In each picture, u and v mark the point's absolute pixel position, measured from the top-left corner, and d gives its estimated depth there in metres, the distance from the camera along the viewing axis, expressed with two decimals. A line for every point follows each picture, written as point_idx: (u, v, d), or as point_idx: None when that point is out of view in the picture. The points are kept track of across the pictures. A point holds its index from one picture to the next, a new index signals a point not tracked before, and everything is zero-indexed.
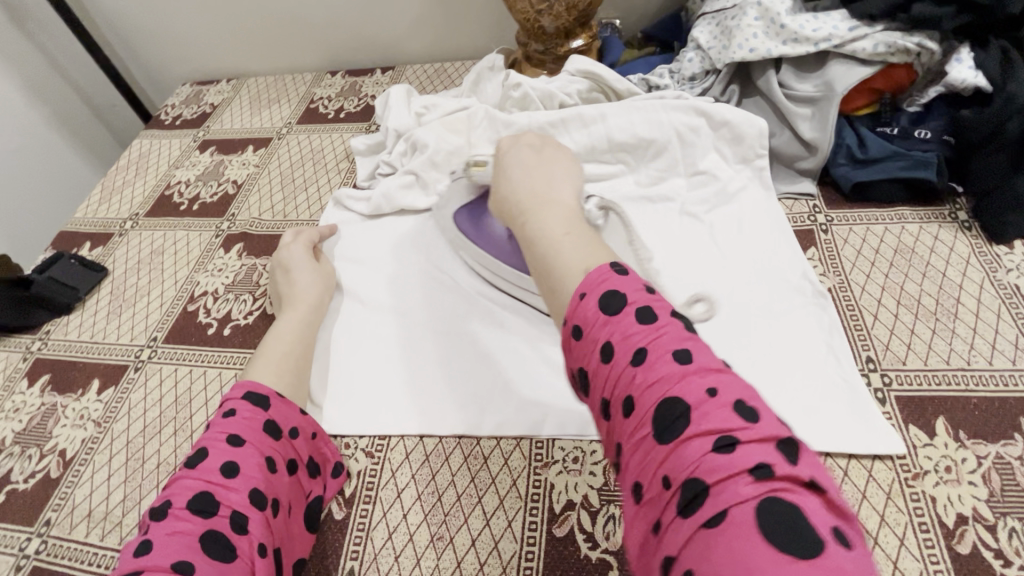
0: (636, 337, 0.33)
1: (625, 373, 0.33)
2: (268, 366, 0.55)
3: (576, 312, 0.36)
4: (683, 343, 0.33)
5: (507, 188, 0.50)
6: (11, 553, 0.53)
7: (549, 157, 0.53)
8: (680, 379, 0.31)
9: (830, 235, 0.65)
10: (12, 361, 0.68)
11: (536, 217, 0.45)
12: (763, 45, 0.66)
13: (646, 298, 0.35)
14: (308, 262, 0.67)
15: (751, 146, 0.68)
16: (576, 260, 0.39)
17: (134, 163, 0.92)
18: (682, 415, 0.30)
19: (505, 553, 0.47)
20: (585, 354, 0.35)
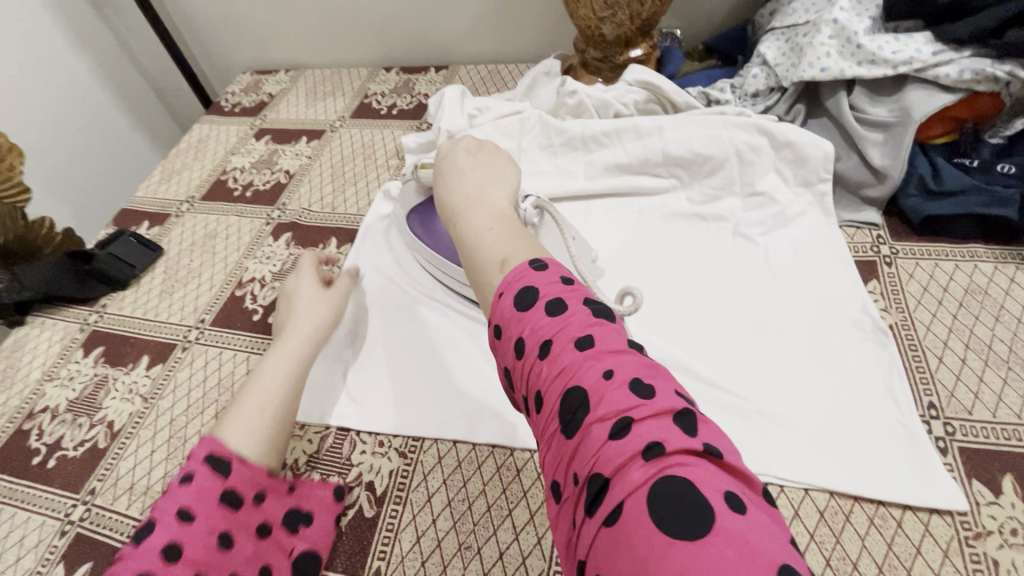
0: (543, 330, 0.33)
1: (535, 367, 0.33)
2: (241, 422, 0.50)
3: (495, 312, 0.37)
4: (587, 329, 0.32)
5: (443, 191, 0.51)
6: (56, 517, 0.55)
7: (485, 160, 0.53)
8: (581, 368, 0.31)
9: (894, 268, 0.62)
10: (69, 331, 0.70)
11: (468, 216, 0.46)
12: (836, 65, 0.63)
13: (559, 291, 0.35)
14: (313, 293, 0.64)
15: (815, 169, 0.65)
16: (496, 255, 0.40)
17: (194, 146, 0.95)
18: (583, 405, 0.30)
19: (532, 570, 0.47)
20: (505, 355, 0.35)
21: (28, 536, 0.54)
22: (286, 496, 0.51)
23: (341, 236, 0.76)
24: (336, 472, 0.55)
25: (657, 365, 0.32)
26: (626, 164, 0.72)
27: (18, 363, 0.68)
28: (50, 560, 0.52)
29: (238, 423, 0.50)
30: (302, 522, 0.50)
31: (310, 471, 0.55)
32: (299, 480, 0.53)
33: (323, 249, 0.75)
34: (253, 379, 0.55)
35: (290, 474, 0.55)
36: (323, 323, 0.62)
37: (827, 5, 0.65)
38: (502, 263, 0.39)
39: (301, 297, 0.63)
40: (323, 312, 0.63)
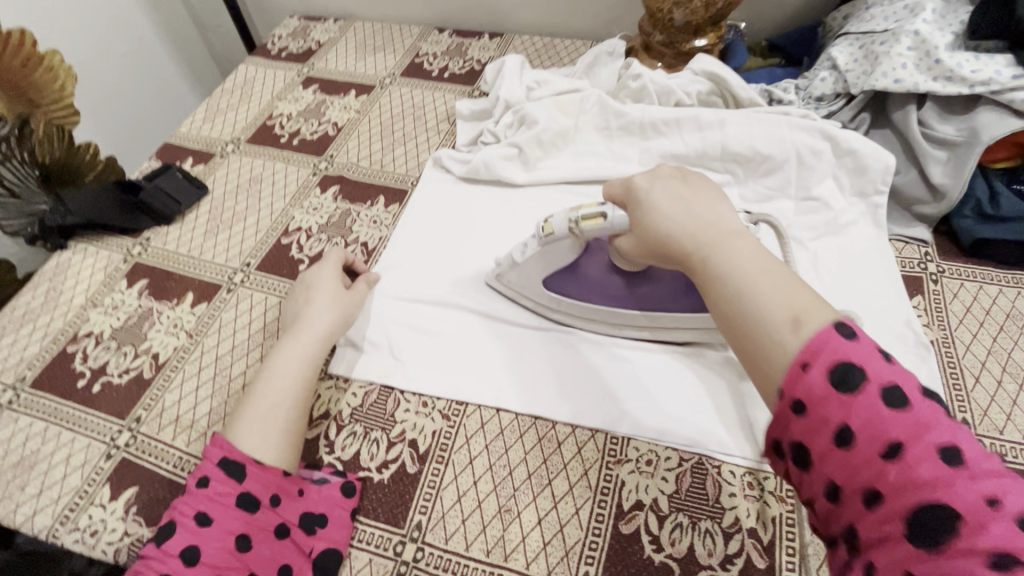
0: (889, 425, 0.27)
1: (871, 464, 0.27)
2: (254, 429, 0.50)
3: (794, 385, 0.30)
4: (953, 437, 0.27)
5: (657, 222, 0.42)
6: (102, 440, 0.56)
7: (700, 187, 0.43)
8: (944, 481, 0.26)
9: (940, 286, 0.63)
10: (114, 261, 0.70)
11: (725, 256, 0.36)
12: (911, 77, 0.63)
13: (892, 372, 0.29)
14: (333, 283, 0.62)
15: (874, 180, 0.66)
16: (782, 309, 0.32)
17: (240, 87, 0.94)
18: (949, 526, 0.25)
19: (569, 538, 0.49)
20: (806, 433, 0.29)
21: (74, 455, 0.55)
22: (298, 498, 0.49)
23: (390, 195, 0.76)
24: (380, 426, 0.56)
25: None
26: (683, 154, 0.72)
27: (61, 286, 0.68)
28: (96, 480, 0.53)
29: (251, 432, 0.49)
30: (318, 523, 0.49)
31: (354, 422, 0.56)
32: (307, 484, 0.50)
33: (371, 206, 0.75)
34: (264, 377, 0.53)
35: (334, 423, 0.56)
36: (338, 317, 0.59)
37: (909, 15, 0.65)
38: (795, 320, 0.32)
39: (318, 288, 0.61)
40: (343, 303, 0.60)
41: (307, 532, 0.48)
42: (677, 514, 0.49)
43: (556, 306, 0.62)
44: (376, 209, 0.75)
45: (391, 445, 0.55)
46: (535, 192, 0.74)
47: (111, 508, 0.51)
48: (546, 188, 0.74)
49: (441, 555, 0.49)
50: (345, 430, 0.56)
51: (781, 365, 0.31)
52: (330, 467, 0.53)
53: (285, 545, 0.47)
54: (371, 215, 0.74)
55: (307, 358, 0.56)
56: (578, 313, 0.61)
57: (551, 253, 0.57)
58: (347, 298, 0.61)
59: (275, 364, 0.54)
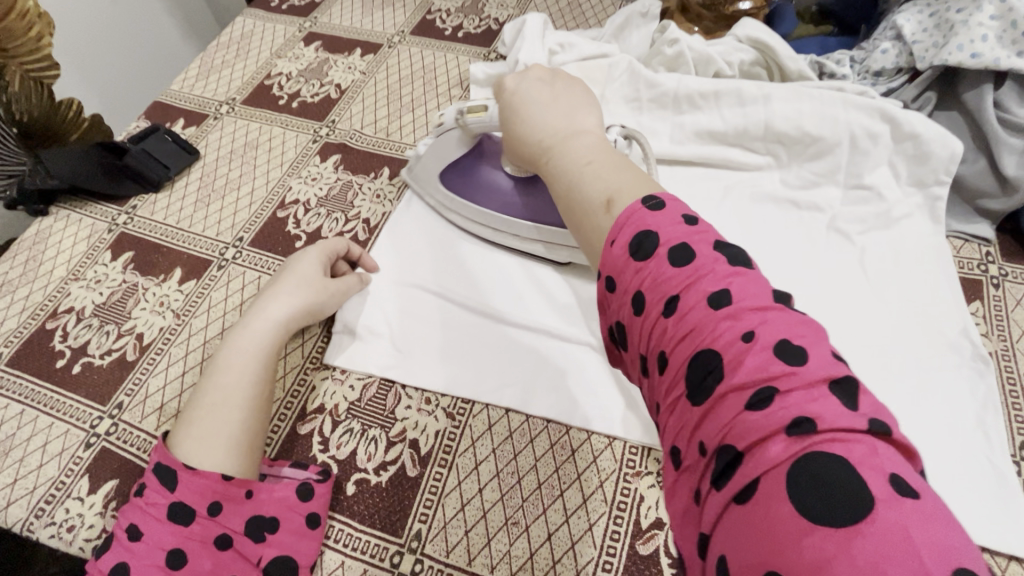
0: (667, 282, 0.28)
1: (657, 326, 0.28)
2: (197, 436, 0.45)
3: (605, 261, 0.31)
4: (724, 282, 0.27)
5: (519, 127, 0.42)
6: (81, 428, 0.52)
7: (563, 89, 0.43)
8: (715, 328, 0.26)
9: (1001, 292, 0.56)
10: (97, 230, 0.65)
11: (562, 153, 0.38)
12: (991, 52, 0.55)
13: (684, 234, 0.29)
14: (313, 269, 0.55)
15: (935, 169, 0.59)
16: (599, 193, 0.33)
17: (236, 42, 0.86)
18: (714, 371, 0.25)
19: (581, 557, 0.45)
20: (619, 309, 0.30)
21: (52, 443, 0.51)
22: (245, 502, 0.44)
23: (396, 167, 0.70)
24: (379, 424, 0.52)
25: (816, 327, 0.26)
26: (719, 132, 0.65)
27: (42, 256, 0.63)
28: (74, 471, 0.50)
29: (189, 433, 0.45)
30: (268, 528, 0.44)
31: (351, 419, 0.52)
32: (256, 485, 0.45)
33: (374, 178, 0.69)
34: (211, 375, 0.48)
35: (329, 419, 0.52)
36: (304, 307, 0.53)
37: None
38: (607, 203, 0.33)
39: (294, 273, 0.55)
40: (310, 291, 0.54)
41: (254, 539, 0.44)
42: None
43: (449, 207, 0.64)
44: (380, 181, 0.68)
45: (391, 445, 0.50)
46: None
47: (89, 502, 0.48)
48: None
49: (442, 569, 0.45)
50: (340, 426, 0.52)
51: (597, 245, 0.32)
52: (316, 466, 0.49)
53: (232, 557, 0.43)
54: (375, 188, 0.68)
55: (261, 353, 0.50)
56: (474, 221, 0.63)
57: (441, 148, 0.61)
58: (314, 283, 0.55)
59: (228, 356, 0.49)
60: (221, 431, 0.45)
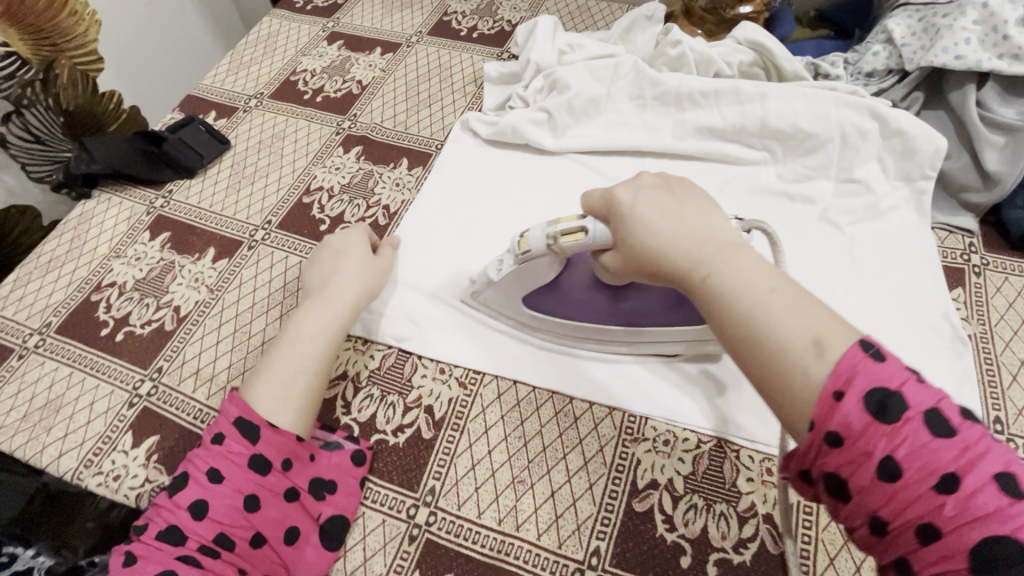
0: (941, 457, 0.27)
1: (925, 500, 0.27)
2: (272, 394, 0.49)
3: (830, 416, 0.29)
4: (1005, 464, 0.27)
5: (651, 233, 0.41)
6: (125, 389, 0.57)
7: (687, 195, 0.43)
8: (1010, 515, 0.26)
9: (982, 280, 0.60)
10: (137, 212, 0.70)
11: (721, 271, 0.36)
12: (974, 54, 0.59)
13: (934, 398, 0.28)
14: (365, 255, 0.60)
15: (921, 164, 0.62)
16: (805, 332, 0.32)
17: (264, 40, 0.91)
18: (1022, 568, 0.25)
19: (581, 512, 0.49)
20: (849, 467, 0.29)
21: (98, 401, 0.56)
22: (310, 464, 0.49)
23: (413, 158, 0.74)
24: (396, 391, 0.56)
25: None
26: (719, 128, 0.69)
27: (86, 235, 0.68)
28: (119, 427, 0.54)
29: (264, 387, 0.49)
30: (327, 489, 0.49)
31: (371, 385, 0.56)
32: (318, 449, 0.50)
33: (394, 168, 0.73)
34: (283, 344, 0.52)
35: (351, 385, 0.56)
36: (367, 287, 0.58)
37: None
38: (817, 344, 0.31)
39: (350, 257, 0.60)
40: (370, 275, 0.59)
41: (317, 497, 0.49)
42: (692, 495, 0.49)
43: (531, 329, 0.59)
44: (398, 171, 0.73)
45: (408, 410, 0.55)
46: (562, 160, 0.72)
47: (132, 454, 0.53)
48: (573, 158, 0.72)
49: (453, 520, 0.49)
50: (362, 392, 0.56)
51: (809, 394, 0.30)
52: (367, 441, 0.53)
53: (295, 509, 0.47)
54: (394, 177, 0.72)
55: (334, 326, 0.54)
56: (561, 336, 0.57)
57: (524, 275, 0.52)
58: (373, 267, 0.60)
59: (300, 327, 0.53)
60: (297, 388, 0.50)
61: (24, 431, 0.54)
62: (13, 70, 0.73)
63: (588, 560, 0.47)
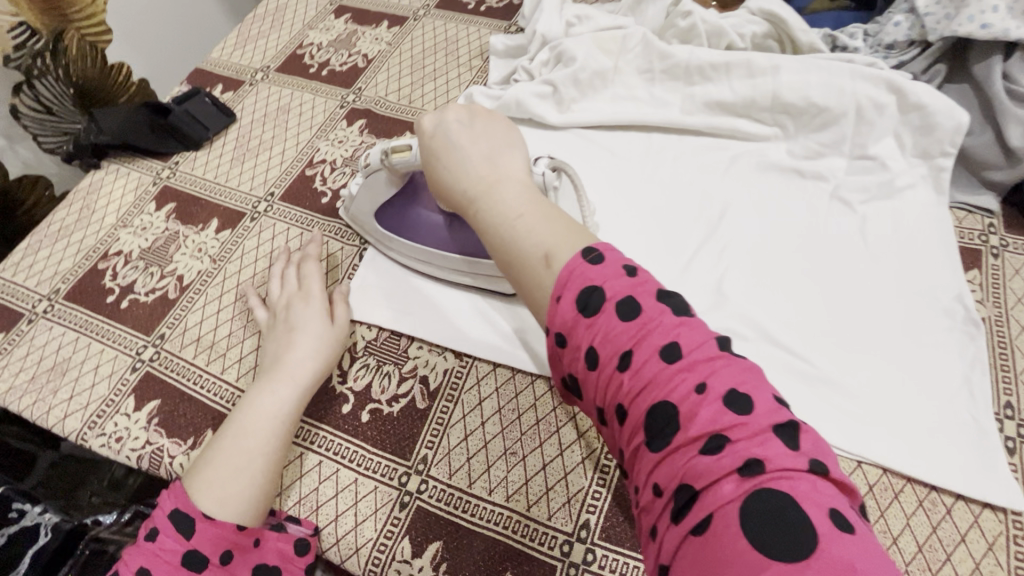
0: (620, 338, 0.30)
1: (613, 380, 0.30)
2: (213, 488, 0.44)
3: (553, 319, 0.33)
4: (673, 336, 0.30)
5: (439, 170, 0.43)
6: (128, 354, 0.58)
7: (483, 125, 0.43)
8: (669, 380, 0.29)
9: (1000, 261, 0.57)
10: (143, 183, 0.71)
11: (484, 199, 0.39)
12: (1001, 23, 0.56)
13: (628, 287, 0.32)
14: (318, 328, 0.54)
15: (941, 140, 0.60)
16: (538, 248, 0.35)
17: (272, 13, 0.91)
18: (672, 423, 0.28)
19: (573, 485, 0.49)
20: (572, 364, 0.32)
21: (102, 366, 0.57)
22: (252, 550, 0.45)
23: (416, 131, 0.74)
24: (392, 361, 0.56)
25: (751, 369, 0.30)
26: (729, 103, 0.66)
27: (94, 205, 0.69)
28: (122, 391, 0.56)
29: (207, 483, 0.45)
30: None
31: (367, 355, 0.57)
32: (265, 533, 0.46)
33: (396, 142, 0.73)
34: (230, 433, 0.47)
35: (348, 354, 0.57)
36: (321, 368, 0.52)
37: None
38: (546, 258, 0.34)
39: (304, 333, 0.53)
40: (319, 348, 0.53)
41: None
42: None
43: (388, 245, 0.61)
44: None
45: (403, 380, 0.55)
46: (566, 136, 0.70)
47: (135, 417, 0.54)
48: (578, 133, 0.70)
49: (445, 489, 0.49)
50: (358, 361, 0.56)
51: (544, 303, 0.34)
52: (311, 524, 0.48)
53: None
54: None
55: (279, 407, 0.49)
56: (411, 254, 0.60)
57: (371, 188, 0.57)
58: (313, 338, 0.53)
59: (246, 416, 0.48)
60: (243, 486, 0.45)
61: (32, 393, 0.56)
62: (23, 39, 0.74)
63: (577, 533, 0.47)
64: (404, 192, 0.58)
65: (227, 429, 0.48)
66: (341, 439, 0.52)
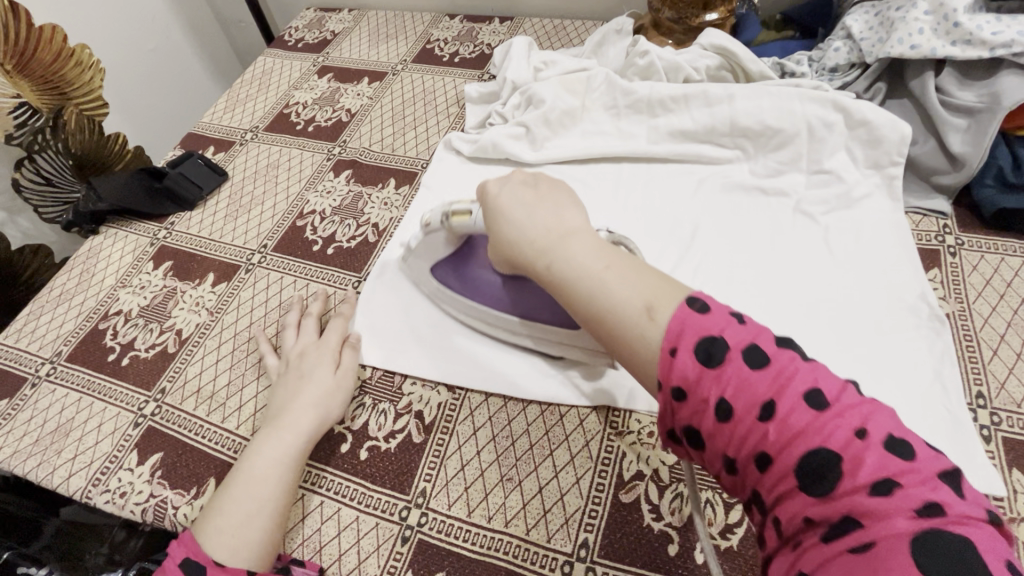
0: (758, 387, 0.32)
1: (756, 428, 0.32)
2: (224, 534, 0.46)
3: (672, 371, 0.35)
4: (812, 383, 0.32)
5: (509, 231, 0.46)
6: (130, 410, 0.59)
7: (546, 190, 0.48)
8: (816, 427, 0.30)
9: (958, 259, 0.61)
10: (141, 244, 0.74)
11: (564, 258, 0.42)
12: (928, 43, 0.61)
13: (748, 334, 0.34)
14: (324, 376, 0.56)
15: (888, 151, 0.64)
16: (635, 300, 0.38)
17: (258, 78, 0.96)
18: (833, 468, 0.29)
19: (570, 506, 0.50)
20: (695, 415, 0.34)
21: (105, 423, 0.59)
22: None
23: (400, 177, 0.78)
24: (387, 398, 0.58)
25: (892, 415, 0.32)
26: (691, 131, 0.71)
27: (94, 268, 0.72)
28: (125, 446, 0.57)
29: (218, 530, 0.46)
30: None
31: (363, 394, 0.58)
32: None
33: (382, 189, 0.77)
34: (237, 481, 0.49)
35: None
36: (325, 414, 0.54)
37: None
38: (647, 309, 0.37)
39: (310, 381, 0.55)
40: (326, 397, 0.54)
41: None
42: (676, 484, 0.50)
43: (442, 297, 0.62)
44: (386, 191, 0.76)
45: (399, 416, 0.57)
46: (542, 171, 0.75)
47: (138, 471, 0.55)
48: (553, 168, 0.75)
49: (445, 520, 0.50)
50: (354, 401, 0.58)
51: (650, 355, 0.36)
52: (316, 564, 0.49)
53: None
54: (382, 197, 0.76)
55: (284, 452, 0.51)
56: (465, 311, 0.61)
57: (429, 248, 0.58)
58: (316, 384, 0.55)
59: (252, 463, 0.50)
60: (252, 531, 0.46)
61: (36, 455, 0.57)
62: (24, 118, 0.79)
63: (577, 552, 0.47)
64: (459, 253, 0.58)
65: (234, 476, 0.49)
66: (340, 478, 0.53)
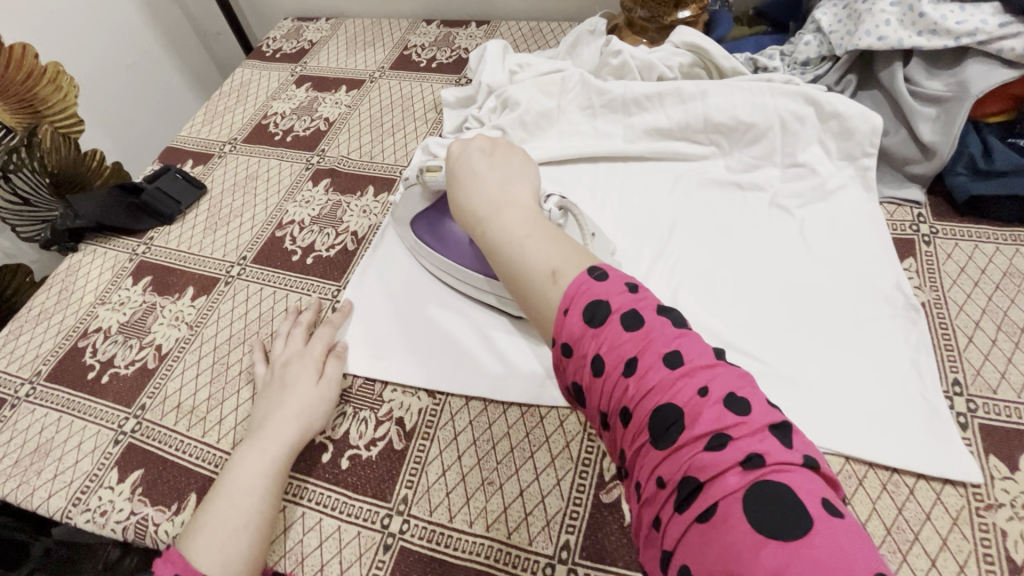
0: (626, 347, 0.33)
1: (619, 383, 0.33)
2: (212, 550, 0.45)
3: (562, 330, 0.36)
4: (674, 345, 0.33)
5: (458, 196, 0.48)
6: (110, 428, 0.59)
7: (501, 158, 0.50)
8: (671, 386, 0.31)
9: (932, 247, 0.61)
10: (120, 260, 0.74)
11: (495, 222, 0.44)
12: (895, 34, 0.61)
13: (630, 301, 0.35)
14: (308, 388, 0.55)
15: (860, 142, 0.64)
16: (545, 265, 0.39)
17: (237, 89, 0.96)
18: (678, 422, 0.30)
19: (551, 508, 0.50)
20: (578, 370, 0.35)
21: (85, 442, 0.58)
22: None
23: (379, 184, 0.78)
24: (368, 406, 0.58)
25: (745, 376, 0.32)
26: (666, 128, 0.71)
27: (73, 286, 0.72)
28: (106, 464, 0.57)
29: (206, 546, 0.45)
30: None
31: (344, 403, 0.58)
32: None
33: (360, 197, 0.77)
34: (223, 496, 0.48)
35: None
36: (308, 424, 0.54)
37: None
38: (553, 275, 0.38)
39: (294, 394, 0.55)
40: (307, 408, 0.54)
41: None
42: None
43: (421, 251, 0.66)
44: (365, 199, 0.76)
45: (379, 424, 0.57)
46: None
47: (119, 489, 0.55)
48: None
49: (427, 527, 0.50)
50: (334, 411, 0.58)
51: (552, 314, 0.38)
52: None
53: None
54: (361, 205, 0.76)
55: (269, 464, 0.50)
56: (438, 266, 0.64)
57: (409, 198, 0.62)
58: (298, 395, 0.55)
59: (236, 477, 0.49)
60: (240, 545, 0.46)
61: (15, 476, 0.57)
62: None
63: (559, 554, 0.47)
64: (437, 205, 0.61)
65: (218, 492, 0.49)
66: (321, 488, 0.53)
